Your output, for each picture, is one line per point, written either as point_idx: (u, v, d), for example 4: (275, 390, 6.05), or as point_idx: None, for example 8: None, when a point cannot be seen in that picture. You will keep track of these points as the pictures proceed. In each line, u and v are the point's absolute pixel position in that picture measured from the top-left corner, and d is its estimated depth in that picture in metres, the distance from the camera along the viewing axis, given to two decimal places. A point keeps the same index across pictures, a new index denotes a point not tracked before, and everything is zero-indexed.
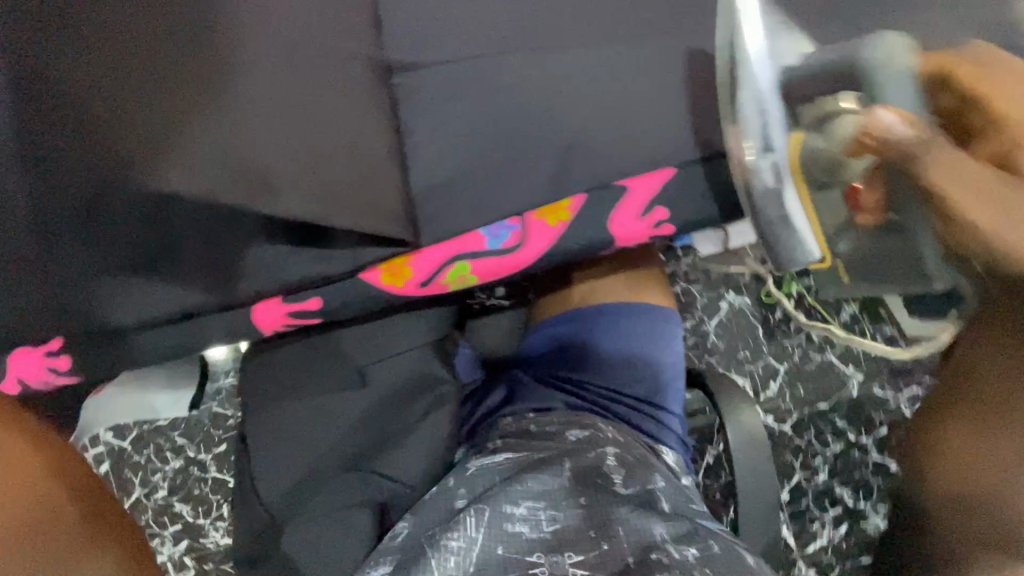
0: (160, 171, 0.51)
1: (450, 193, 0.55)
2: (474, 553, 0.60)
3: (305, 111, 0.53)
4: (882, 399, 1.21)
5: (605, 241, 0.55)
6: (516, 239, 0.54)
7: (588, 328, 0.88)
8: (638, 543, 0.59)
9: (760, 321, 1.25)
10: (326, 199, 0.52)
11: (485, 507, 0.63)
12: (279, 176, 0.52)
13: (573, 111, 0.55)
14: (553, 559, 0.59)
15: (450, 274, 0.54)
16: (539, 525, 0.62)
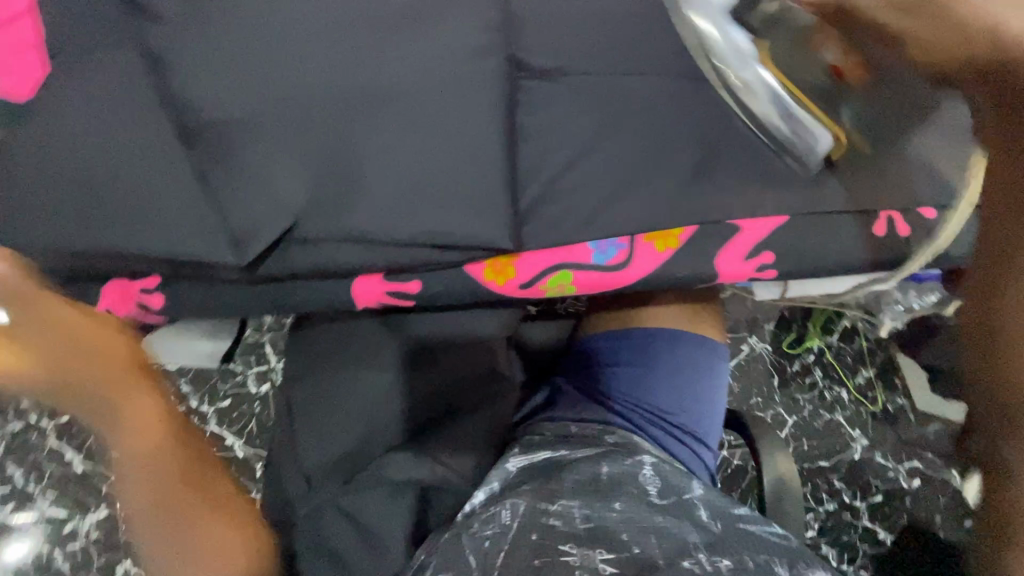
0: (262, 120, 0.50)
1: (545, 194, 0.54)
2: (507, 540, 0.58)
3: (415, 83, 0.51)
4: (882, 466, 1.21)
5: (688, 272, 0.56)
6: (623, 260, 0.55)
7: (636, 347, 0.85)
8: (673, 550, 0.55)
9: (778, 369, 1.26)
10: (430, 188, 0.50)
11: (519, 502, 0.61)
12: (381, 143, 0.50)
13: (680, 138, 0.55)
14: (585, 552, 0.55)
15: (551, 282, 0.55)
16: (573, 520, 0.59)
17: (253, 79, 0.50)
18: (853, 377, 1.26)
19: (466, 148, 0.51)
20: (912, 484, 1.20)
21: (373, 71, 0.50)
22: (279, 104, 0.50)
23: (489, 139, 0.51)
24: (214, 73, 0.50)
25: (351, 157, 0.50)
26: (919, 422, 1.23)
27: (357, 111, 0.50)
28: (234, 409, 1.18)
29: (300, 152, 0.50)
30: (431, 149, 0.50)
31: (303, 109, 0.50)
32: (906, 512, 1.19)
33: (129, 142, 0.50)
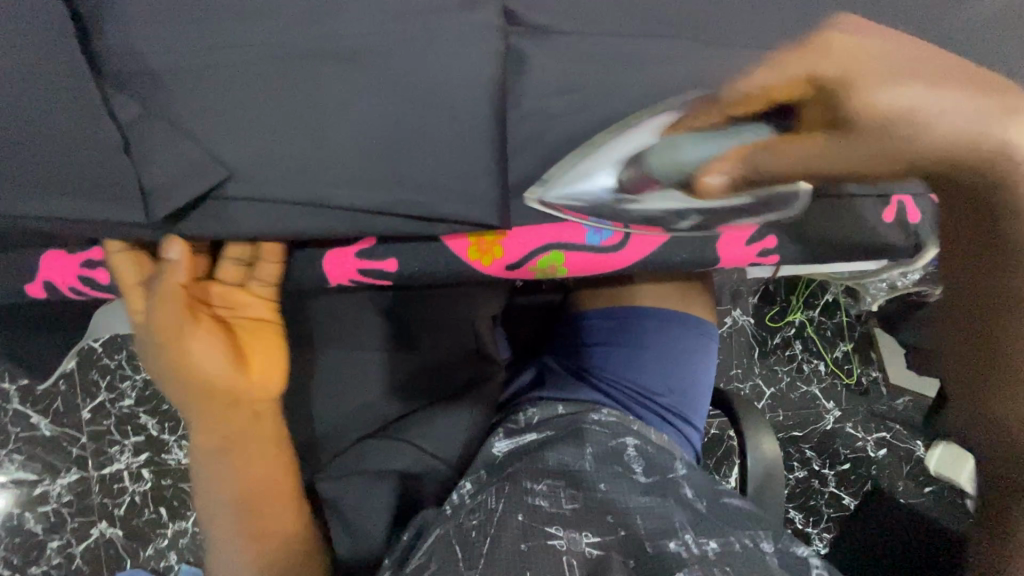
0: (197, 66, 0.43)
1: (526, 161, 0.48)
2: (496, 521, 0.56)
3: (375, 21, 0.44)
4: (852, 437, 1.24)
5: (678, 251, 0.53)
6: (619, 240, 0.51)
7: (626, 326, 0.82)
8: (657, 530, 0.56)
9: (759, 342, 1.26)
10: (414, 161, 0.46)
11: (505, 483, 0.60)
12: (341, 96, 0.44)
13: None
14: (572, 536, 0.55)
15: (540, 262, 0.53)
16: (559, 502, 0.58)
17: (206, 24, 0.43)
18: (831, 351, 1.26)
19: (449, 114, 0.45)
20: (879, 453, 1.23)
21: (341, 15, 0.44)
22: (238, 55, 0.43)
23: (478, 102, 0.45)
24: (158, 13, 0.43)
25: (324, 122, 0.44)
26: (890, 395, 1.25)
27: (329, 66, 0.44)
28: None
29: (264, 113, 0.44)
30: (414, 113, 0.45)
31: (267, 63, 0.44)
32: (870, 478, 1.22)
33: (59, 95, 0.43)
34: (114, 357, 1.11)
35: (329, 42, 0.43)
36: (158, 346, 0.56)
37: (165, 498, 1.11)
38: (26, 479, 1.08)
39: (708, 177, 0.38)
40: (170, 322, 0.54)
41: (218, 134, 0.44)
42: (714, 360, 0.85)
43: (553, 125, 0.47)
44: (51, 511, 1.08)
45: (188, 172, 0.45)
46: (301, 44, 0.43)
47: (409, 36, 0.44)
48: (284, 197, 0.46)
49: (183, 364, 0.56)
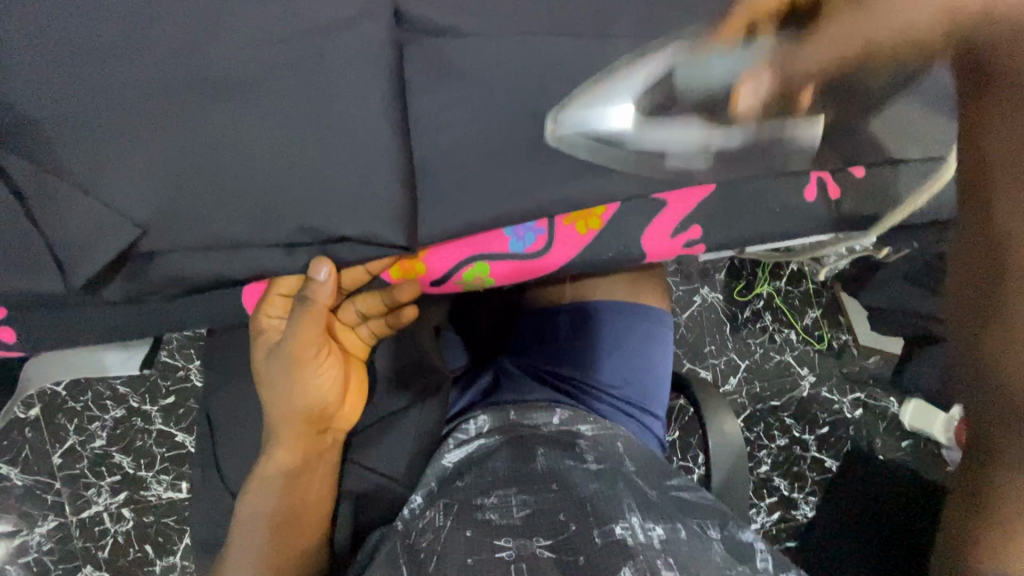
0: (82, 107, 0.42)
1: (440, 174, 0.47)
2: (446, 537, 0.57)
3: (265, 46, 0.43)
4: (828, 400, 1.26)
5: (614, 249, 0.51)
6: (543, 245, 0.50)
7: (581, 322, 0.82)
8: (604, 517, 0.57)
9: (729, 318, 1.27)
10: (322, 184, 0.43)
11: (454, 502, 0.61)
12: (234, 125, 0.43)
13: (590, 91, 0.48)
14: (521, 542, 0.55)
15: (466, 275, 0.51)
16: (510, 510, 0.59)
17: (95, 66, 0.42)
18: (800, 318, 1.28)
19: (353, 133, 0.44)
20: (855, 414, 1.25)
21: (230, 42, 0.43)
22: (125, 95, 0.42)
23: (382, 117, 0.44)
24: (37, 61, 0.41)
25: (218, 152, 0.42)
26: (860, 356, 1.27)
27: (222, 97, 0.43)
28: (179, 405, 1.11)
29: (153, 148, 0.42)
30: (312, 135, 0.43)
31: (155, 100, 0.42)
32: (849, 438, 1.24)
33: None
34: (80, 400, 1.09)
35: (227, 75, 0.43)
36: (275, 372, 0.52)
37: (149, 536, 1.08)
38: (4, 532, 1.05)
39: (750, 87, 0.40)
40: (307, 349, 0.51)
41: (104, 177, 0.42)
42: (673, 348, 0.86)
43: (467, 135, 0.47)
44: (32, 561, 1.06)
45: (77, 221, 0.41)
46: (193, 76, 0.42)
47: (305, 58, 0.43)
48: (177, 239, 0.43)
49: (286, 393, 0.52)
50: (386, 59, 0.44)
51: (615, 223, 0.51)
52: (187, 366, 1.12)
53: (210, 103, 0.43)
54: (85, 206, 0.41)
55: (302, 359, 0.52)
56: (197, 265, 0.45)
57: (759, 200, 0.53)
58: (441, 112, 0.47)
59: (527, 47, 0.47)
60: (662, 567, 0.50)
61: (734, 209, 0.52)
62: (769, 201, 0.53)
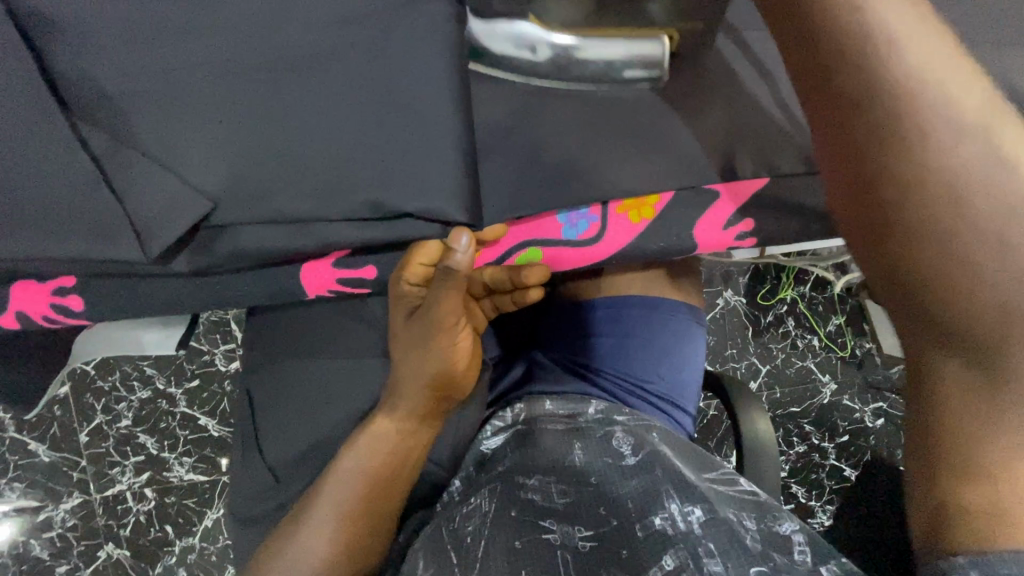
0: (150, 87, 0.43)
1: (491, 164, 0.48)
2: (491, 521, 0.60)
3: (328, 33, 0.44)
4: (850, 409, 1.25)
5: (660, 246, 0.51)
6: (598, 232, 0.50)
7: (616, 317, 0.83)
8: (645, 508, 0.58)
9: (752, 322, 1.27)
10: (388, 169, 0.44)
11: (496, 485, 0.64)
12: (297, 109, 0.43)
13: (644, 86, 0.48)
14: (564, 529, 0.57)
15: (519, 259, 0.51)
16: (551, 495, 0.61)
17: (172, 46, 0.43)
18: (824, 325, 1.27)
19: (411, 120, 0.44)
20: (876, 424, 1.24)
21: (297, 29, 0.44)
22: (201, 75, 0.43)
23: (448, 103, 0.44)
24: (113, 40, 0.42)
25: (288, 134, 0.43)
26: (884, 365, 1.26)
27: (287, 81, 0.43)
28: (203, 389, 1.13)
29: (226, 128, 0.43)
30: (379, 121, 0.44)
31: (230, 80, 0.43)
32: (870, 448, 1.23)
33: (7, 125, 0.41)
34: (109, 379, 1.11)
35: (292, 61, 0.44)
36: (416, 339, 0.50)
37: (169, 516, 1.10)
38: (29, 506, 1.07)
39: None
40: (446, 323, 0.48)
41: (172, 156, 0.43)
42: (704, 346, 0.86)
43: (527, 125, 0.48)
44: (56, 536, 1.08)
45: (153, 195, 0.42)
46: (267, 59, 0.43)
47: (376, 45, 0.44)
48: (245, 214, 0.44)
49: (417, 360, 0.50)
50: (445, 47, 0.45)
51: (662, 220, 0.51)
52: (214, 350, 1.14)
53: (274, 87, 0.43)
54: (162, 180, 0.42)
55: (436, 329, 0.48)
56: (263, 237, 0.45)
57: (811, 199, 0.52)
58: (498, 103, 0.49)
59: None
60: (703, 556, 0.51)
61: (787, 206, 0.51)
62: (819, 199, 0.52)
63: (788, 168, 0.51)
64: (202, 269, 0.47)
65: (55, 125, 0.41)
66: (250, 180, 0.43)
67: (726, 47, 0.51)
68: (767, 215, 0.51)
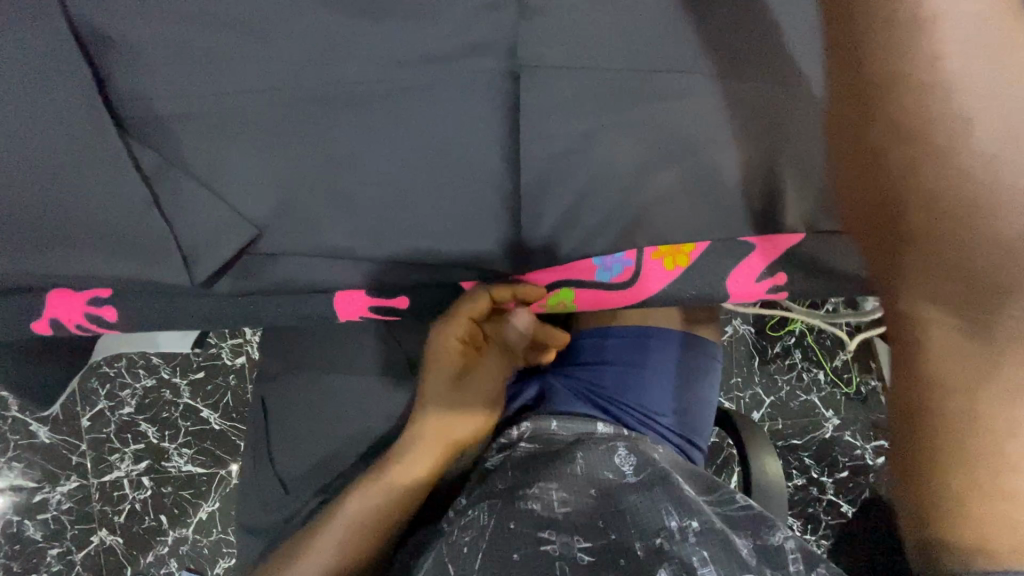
0: (207, 115, 0.45)
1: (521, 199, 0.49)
2: (489, 533, 0.59)
3: (377, 69, 0.46)
4: (851, 445, 1.24)
5: (683, 291, 0.52)
6: (630, 276, 0.51)
7: (633, 348, 0.83)
8: (644, 526, 0.58)
9: (759, 351, 1.26)
10: (421, 207, 0.47)
11: (496, 500, 0.62)
12: (342, 144, 0.46)
13: (678, 136, 0.48)
14: (565, 540, 0.57)
15: (551, 300, 0.52)
16: (551, 506, 0.60)
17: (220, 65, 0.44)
18: (830, 360, 1.27)
19: (451, 162, 0.47)
20: (876, 461, 1.23)
21: (347, 61, 0.45)
22: (249, 103, 0.45)
23: (480, 147, 0.47)
24: (173, 64, 0.45)
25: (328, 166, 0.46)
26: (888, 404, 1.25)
27: (336, 113, 0.46)
28: (207, 382, 1.12)
29: (271, 158, 0.46)
30: (416, 158, 0.46)
31: (276, 110, 0.45)
32: (869, 486, 1.22)
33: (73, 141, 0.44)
34: (115, 366, 1.11)
35: (340, 92, 0.46)
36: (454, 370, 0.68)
37: (165, 506, 1.10)
38: (26, 486, 1.08)
39: None
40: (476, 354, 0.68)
41: (226, 183, 0.46)
42: (718, 380, 0.87)
43: (561, 162, 0.48)
44: (50, 518, 1.08)
45: (202, 221, 0.46)
46: (311, 90, 0.45)
47: (413, 84, 0.46)
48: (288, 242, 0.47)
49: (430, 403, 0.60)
50: (486, 92, 0.47)
51: (686, 266, 0.51)
52: (222, 344, 1.14)
53: (321, 120, 0.46)
54: (209, 203, 0.46)
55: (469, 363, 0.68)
56: (302, 267, 0.48)
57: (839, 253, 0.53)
58: (536, 138, 0.48)
59: (624, 85, 0.48)
60: (697, 566, 0.53)
61: (812, 261, 0.52)
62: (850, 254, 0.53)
63: (818, 221, 0.51)
64: (243, 286, 0.49)
65: (113, 145, 0.44)
66: (294, 210, 0.46)
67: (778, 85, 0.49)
68: (791, 267, 0.52)
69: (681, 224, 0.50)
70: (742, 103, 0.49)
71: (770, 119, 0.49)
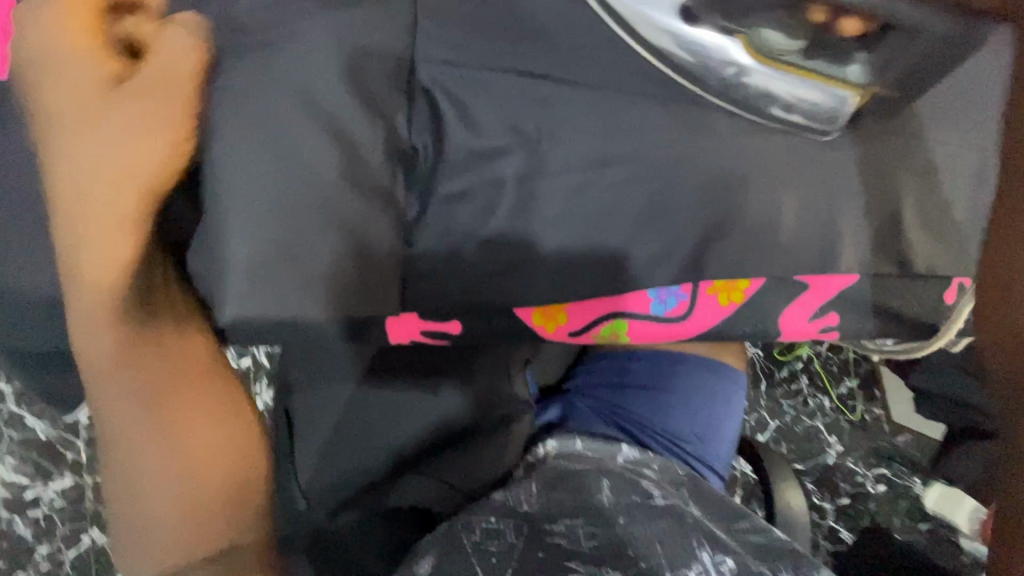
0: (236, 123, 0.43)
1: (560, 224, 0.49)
2: (516, 556, 0.56)
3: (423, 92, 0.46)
4: (853, 472, 1.24)
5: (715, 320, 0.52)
6: (684, 310, 0.52)
7: (656, 370, 0.84)
8: (675, 557, 0.55)
9: (766, 375, 1.27)
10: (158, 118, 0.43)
11: (523, 522, 0.60)
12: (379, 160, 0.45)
13: (722, 168, 0.48)
14: (593, 571, 0.53)
15: (604, 330, 0.54)
16: (578, 538, 0.57)
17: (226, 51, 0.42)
18: (836, 386, 1.27)
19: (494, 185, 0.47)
20: (878, 489, 1.22)
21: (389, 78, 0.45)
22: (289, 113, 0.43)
23: (532, 172, 0.48)
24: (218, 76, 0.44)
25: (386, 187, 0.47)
26: (891, 432, 1.25)
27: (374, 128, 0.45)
28: None
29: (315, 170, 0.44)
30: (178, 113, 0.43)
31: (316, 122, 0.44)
32: (870, 514, 1.21)
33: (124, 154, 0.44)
34: None
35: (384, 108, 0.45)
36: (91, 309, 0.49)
37: None
38: (20, 481, 1.05)
39: None
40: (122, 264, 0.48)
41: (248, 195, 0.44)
42: (740, 406, 0.86)
43: (600, 190, 0.48)
44: (41, 515, 1.05)
45: (233, 234, 0.43)
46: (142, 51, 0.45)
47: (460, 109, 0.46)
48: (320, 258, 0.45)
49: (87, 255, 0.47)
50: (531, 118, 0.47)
51: (722, 298, 0.51)
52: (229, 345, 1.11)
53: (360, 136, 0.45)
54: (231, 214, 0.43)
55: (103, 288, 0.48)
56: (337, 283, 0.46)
57: (874, 294, 0.53)
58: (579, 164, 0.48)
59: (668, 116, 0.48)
60: None
61: (847, 300, 0.52)
62: (886, 296, 0.53)
63: (855, 261, 0.51)
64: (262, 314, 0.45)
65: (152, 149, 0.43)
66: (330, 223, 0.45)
67: (824, 127, 0.50)
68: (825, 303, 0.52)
69: (721, 257, 0.49)
70: (786, 139, 0.48)
71: (812, 157, 0.49)
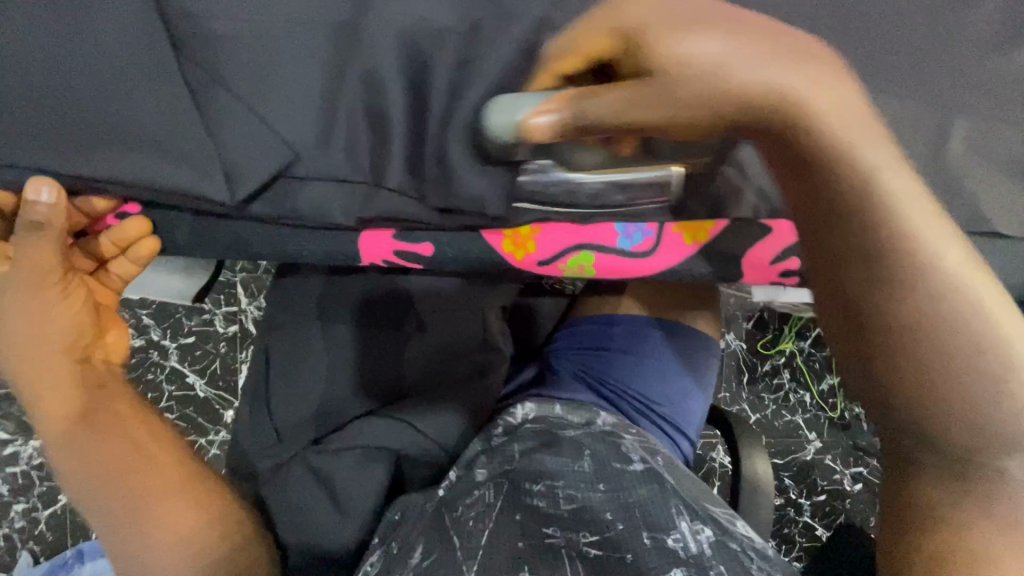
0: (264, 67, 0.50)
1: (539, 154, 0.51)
2: (494, 515, 0.61)
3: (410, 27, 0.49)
4: (831, 469, 1.22)
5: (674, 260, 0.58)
6: (649, 246, 0.58)
7: (633, 337, 0.85)
8: (651, 522, 0.59)
9: (749, 368, 1.26)
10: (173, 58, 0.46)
11: (502, 482, 0.64)
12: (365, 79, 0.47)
13: None
14: (569, 536, 0.58)
15: (571, 260, 0.59)
16: (556, 502, 0.61)
17: None
18: (818, 382, 1.25)
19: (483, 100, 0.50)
20: (854, 487, 1.21)
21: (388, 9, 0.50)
22: (289, 42, 0.50)
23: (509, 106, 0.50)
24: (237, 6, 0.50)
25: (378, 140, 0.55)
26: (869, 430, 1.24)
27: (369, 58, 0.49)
28: (197, 347, 1.00)
29: (346, 126, 0.52)
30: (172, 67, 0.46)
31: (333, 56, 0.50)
32: (843, 511, 1.21)
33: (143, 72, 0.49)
34: None
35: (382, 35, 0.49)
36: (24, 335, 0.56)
37: None
38: None
39: None
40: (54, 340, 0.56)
41: (264, 99, 0.51)
42: (715, 378, 0.87)
43: None
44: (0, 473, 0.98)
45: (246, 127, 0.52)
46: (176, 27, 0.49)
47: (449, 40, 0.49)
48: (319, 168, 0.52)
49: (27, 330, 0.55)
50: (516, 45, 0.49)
51: None
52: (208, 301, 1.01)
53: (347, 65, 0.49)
54: (255, 130, 0.51)
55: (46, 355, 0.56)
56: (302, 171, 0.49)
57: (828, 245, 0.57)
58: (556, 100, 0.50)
59: None
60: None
61: None
62: None
63: None
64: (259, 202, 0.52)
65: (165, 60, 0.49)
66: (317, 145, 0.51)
67: None
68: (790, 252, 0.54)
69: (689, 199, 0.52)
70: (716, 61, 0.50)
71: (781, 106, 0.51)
